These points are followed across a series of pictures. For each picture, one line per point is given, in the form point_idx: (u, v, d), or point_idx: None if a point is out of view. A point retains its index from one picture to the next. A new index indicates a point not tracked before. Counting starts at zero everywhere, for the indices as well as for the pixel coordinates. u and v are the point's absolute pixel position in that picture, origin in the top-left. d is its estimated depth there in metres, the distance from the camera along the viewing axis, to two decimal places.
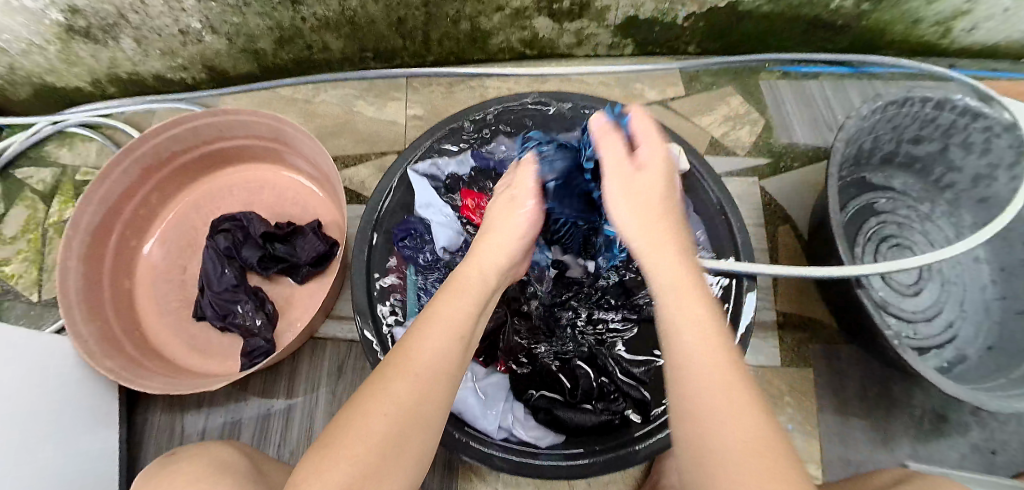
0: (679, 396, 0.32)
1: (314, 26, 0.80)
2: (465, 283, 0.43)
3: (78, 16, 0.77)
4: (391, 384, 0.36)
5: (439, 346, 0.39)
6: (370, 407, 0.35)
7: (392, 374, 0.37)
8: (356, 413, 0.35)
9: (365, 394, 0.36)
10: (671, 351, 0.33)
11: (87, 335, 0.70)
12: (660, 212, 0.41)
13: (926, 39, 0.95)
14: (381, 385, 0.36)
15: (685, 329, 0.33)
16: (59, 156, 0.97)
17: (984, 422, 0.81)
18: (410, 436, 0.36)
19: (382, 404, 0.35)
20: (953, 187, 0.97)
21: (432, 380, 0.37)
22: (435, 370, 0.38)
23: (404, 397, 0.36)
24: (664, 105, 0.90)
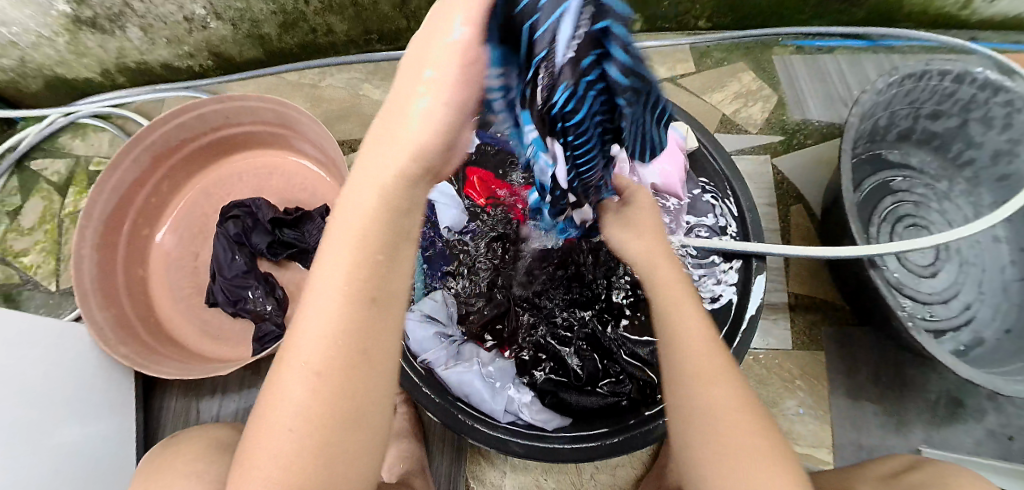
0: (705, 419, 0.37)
1: (318, 10, 0.80)
2: (353, 234, 0.31)
3: (84, 7, 0.77)
4: (285, 387, 0.30)
5: (324, 328, 0.30)
6: (274, 420, 0.30)
7: (286, 371, 0.31)
8: (262, 422, 0.31)
9: (268, 395, 0.31)
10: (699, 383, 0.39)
11: (102, 322, 0.71)
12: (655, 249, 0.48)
13: (947, 10, 0.92)
14: (275, 385, 0.31)
15: (685, 343, 0.41)
16: (72, 147, 0.98)
17: (1001, 407, 0.79)
18: (330, 431, 0.30)
19: (284, 406, 0.30)
20: (973, 165, 0.94)
21: (329, 368, 0.30)
22: (329, 356, 0.30)
23: (301, 393, 0.30)
24: (674, 83, 0.89)
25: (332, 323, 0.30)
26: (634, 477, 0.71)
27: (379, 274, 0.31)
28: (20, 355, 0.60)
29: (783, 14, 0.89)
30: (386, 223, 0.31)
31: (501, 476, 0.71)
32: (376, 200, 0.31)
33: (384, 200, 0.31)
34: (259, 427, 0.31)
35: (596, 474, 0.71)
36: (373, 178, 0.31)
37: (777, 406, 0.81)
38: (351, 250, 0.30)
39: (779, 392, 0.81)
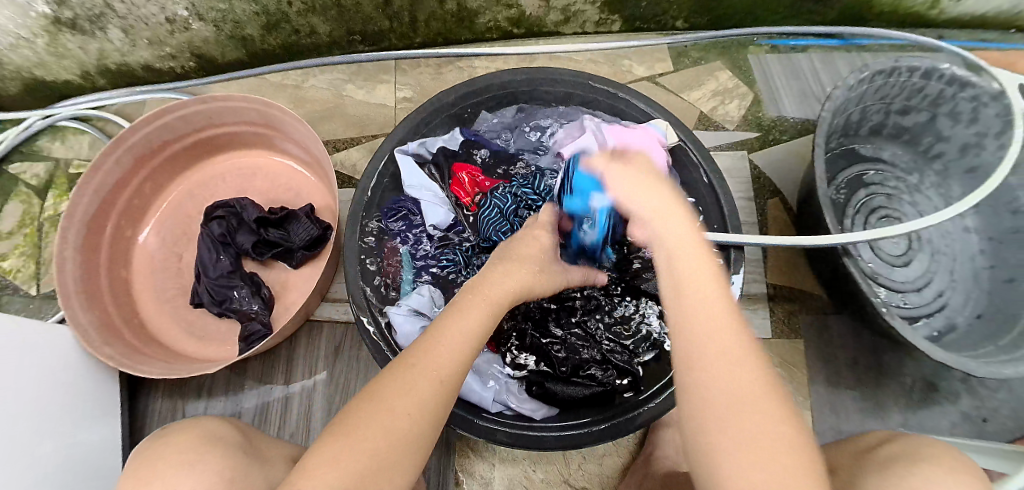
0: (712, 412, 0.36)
1: (301, 11, 0.80)
2: (483, 300, 0.47)
3: (64, 7, 0.77)
4: (414, 382, 0.40)
5: (453, 351, 0.42)
6: (393, 406, 0.38)
7: (417, 373, 0.40)
8: (374, 409, 0.38)
9: (386, 389, 0.40)
10: (698, 368, 0.38)
11: (86, 323, 0.71)
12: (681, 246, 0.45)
13: (915, 9, 0.96)
14: (400, 382, 0.40)
15: (704, 314, 0.40)
16: (51, 150, 0.97)
17: (974, 390, 0.82)
18: (426, 431, 0.39)
19: (405, 396, 0.39)
20: (942, 158, 0.97)
21: (451, 385, 0.41)
22: (453, 373, 0.42)
23: (423, 394, 0.39)
24: (654, 81, 0.91)
25: (461, 349, 0.43)
26: (621, 466, 0.73)
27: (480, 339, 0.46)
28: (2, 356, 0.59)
29: (758, 13, 0.92)
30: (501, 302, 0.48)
31: (490, 468, 0.72)
32: (499, 287, 0.49)
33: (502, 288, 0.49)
34: (369, 413, 0.38)
35: (583, 464, 0.73)
36: (505, 273, 0.51)
37: None
38: (479, 310, 0.46)
39: None
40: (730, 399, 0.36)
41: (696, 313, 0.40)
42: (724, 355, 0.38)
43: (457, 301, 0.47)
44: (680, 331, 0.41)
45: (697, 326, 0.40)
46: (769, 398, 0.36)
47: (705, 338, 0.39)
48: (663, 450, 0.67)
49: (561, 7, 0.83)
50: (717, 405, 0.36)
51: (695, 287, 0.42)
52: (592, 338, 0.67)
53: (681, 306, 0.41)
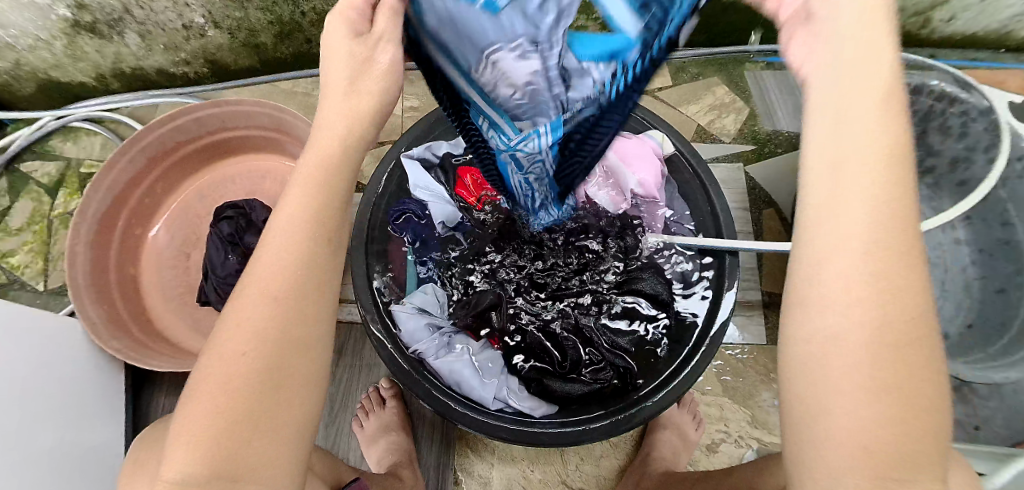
0: (833, 330, 0.27)
1: (314, 21, 0.83)
2: (309, 175, 0.34)
3: (84, 11, 0.79)
4: (247, 305, 0.33)
5: (292, 246, 0.34)
6: (231, 337, 0.33)
7: (242, 304, 0.34)
8: (214, 357, 0.33)
9: (227, 328, 0.34)
10: (819, 271, 0.28)
11: (95, 318, 0.73)
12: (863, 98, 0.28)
13: (906, 30, 0.99)
14: (236, 318, 0.33)
15: (863, 215, 0.27)
16: (63, 150, 0.99)
17: (966, 398, 0.84)
18: (284, 364, 0.33)
19: (246, 330, 0.33)
20: (933, 173, 1.00)
21: (291, 303, 0.33)
22: (292, 286, 0.34)
23: (257, 325, 0.33)
24: (653, 95, 0.93)
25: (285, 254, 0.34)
26: (619, 468, 0.74)
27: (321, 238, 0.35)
28: (13, 346, 0.61)
29: None
30: (333, 169, 0.35)
31: (489, 468, 0.73)
32: (323, 164, 0.34)
33: (330, 163, 0.34)
34: (207, 363, 0.33)
35: (582, 465, 0.74)
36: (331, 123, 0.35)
37: (753, 399, 0.80)
38: (307, 186, 0.34)
39: (755, 384, 0.80)
40: (862, 332, 0.27)
41: (845, 202, 0.28)
42: (860, 260, 0.27)
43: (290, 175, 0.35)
44: (820, 210, 0.28)
45: (837, 215, 0.28)
46: (911, 340, 0.27)
47: (838, 239, 0.28)
48: (660, 451, 0.70)
49: None
50: (843, 322, 0.27)
51: (843, 159, 0.28)
52: (592, 337, 0.67)
53: (825, 204, 0.28)
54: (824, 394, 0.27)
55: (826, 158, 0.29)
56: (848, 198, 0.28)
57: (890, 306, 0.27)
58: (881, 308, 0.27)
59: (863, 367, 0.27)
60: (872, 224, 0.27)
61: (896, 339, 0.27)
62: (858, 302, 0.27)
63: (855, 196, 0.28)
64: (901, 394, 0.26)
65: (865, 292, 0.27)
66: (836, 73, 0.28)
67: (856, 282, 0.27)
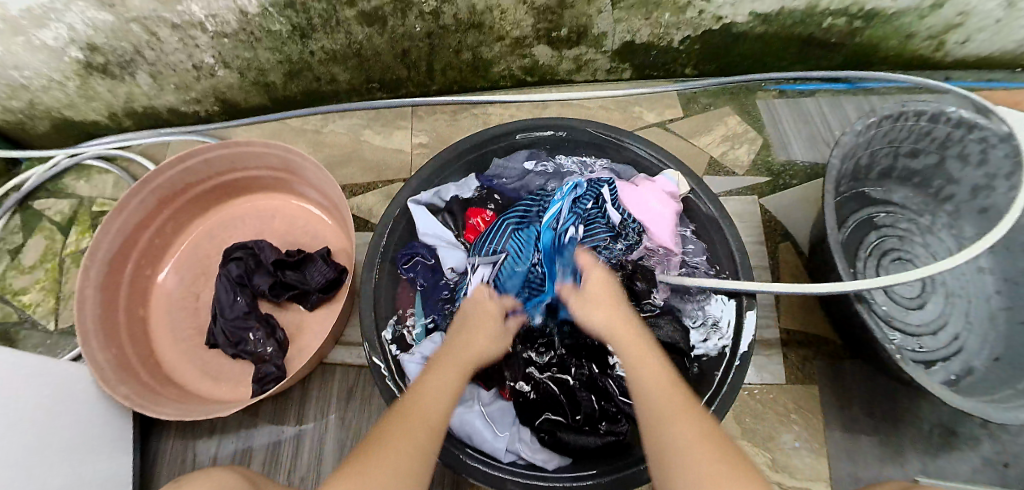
0: (671, 448, 0.43)
1: (323, 60, 0.84)
2: (452, 359, 0.56)
3: (96, 53, 0.80)
4: (406, 431, 0.46)
5: (437, 398, 0.50)
6: (393, 444, 0.44)
7: (410, 419, 0.47)
8: (377, 451, 0.44)
9: (388, 435, 0.45)
10: (653, 426, 0.45)
11: (104, 362, 0.72)
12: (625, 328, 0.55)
13: (920, 53, 0.98)
14: (399, 427, 0.46)
15: (654, 381, 0.48)
16: (75, 188, 1.00)
17: (995, 435, 0.80)
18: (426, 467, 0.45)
19: (403, 439, 0.45)
20: (952, 199, 0.98)
21: (438, 426, 0.48)
22: (440, 418, 0.49)
23: (417, 436, 0.46)
24: (664, 127, 0.92)
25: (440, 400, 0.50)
26: None
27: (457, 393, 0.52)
28: (20, 394, 0.60)
29: (764, 60, 0.94)
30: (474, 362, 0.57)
31: None
32: (467, 352, 0.57)
33: (471, 353, 0.57)
34: (370, 453, 0.43)
35: None
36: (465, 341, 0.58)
37: (773, 440, 0.82)
38: (452, 366, 0.55)
39: (774, 426, 0.83)
40: (684, 434, 0.43)
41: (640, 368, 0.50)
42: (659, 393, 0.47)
43: (437, 360, 0.56)
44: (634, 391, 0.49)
45: (645, 376, 0.49)
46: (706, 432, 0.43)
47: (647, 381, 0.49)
48: None
49: (572, 56, 0.87)
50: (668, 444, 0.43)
51: (638, 361, 0.51)
52: (605, 386, 0.65)
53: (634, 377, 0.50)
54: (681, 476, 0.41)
55: (632, 363, 0.51)
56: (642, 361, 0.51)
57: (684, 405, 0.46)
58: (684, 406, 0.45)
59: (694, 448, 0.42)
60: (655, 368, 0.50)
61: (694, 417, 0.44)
62: (671, 426, 0.44)
63: (639, 360, 0.51)
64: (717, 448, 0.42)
65: (666, 400, 0.46)
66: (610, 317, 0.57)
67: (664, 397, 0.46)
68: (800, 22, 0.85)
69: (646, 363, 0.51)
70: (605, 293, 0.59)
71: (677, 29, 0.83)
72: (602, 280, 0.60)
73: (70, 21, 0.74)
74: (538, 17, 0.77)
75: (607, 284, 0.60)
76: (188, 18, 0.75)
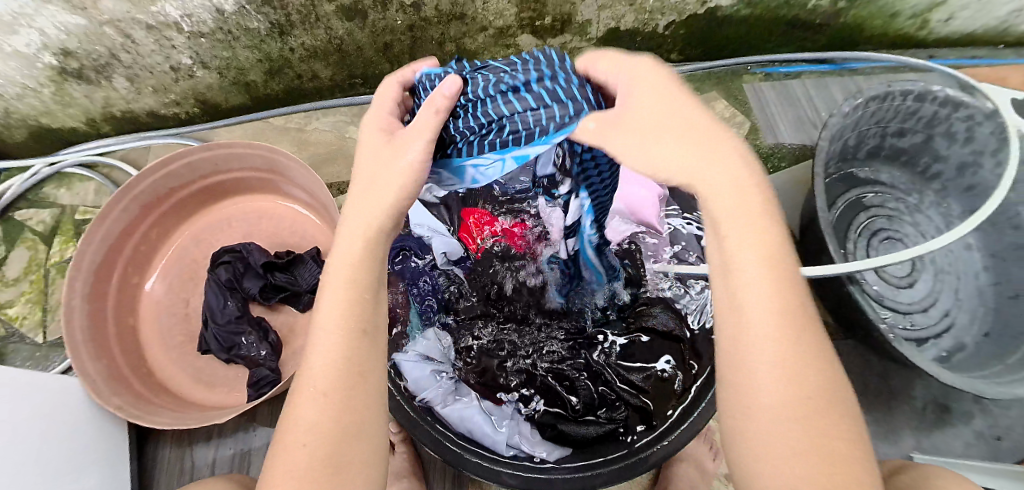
0: (759, 372, 0.35)
1: (303, 56, 0.83)
2: (343, 277, 0.41)
3: (70, 58, 0.78)
4: (303, 408, 0.38)
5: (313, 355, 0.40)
6: (292, 441, 0.37)
7: (302, 398, 0.38)
8: (283, 454, 0.37)
9: (286, 432, 0.38)
10: (742, 344, 0.36)
11: (95, 374, 0.72)
12: (693, 136, 0.39)
13: (905, 32, 0.99)
14: (293, 417, 0.38)
15: (746, 291, 0.36)
16: (57, 196, 0.98)
17: (986, 409, 0.81)
18: (347, 442, 0.37)
19: (303, 433, 0.37)
20: (940, 178, 0.99)
21: (341, 388, 0.38)
22: (341, 378, 0.39)
23: (315, 415, 0.37)
24: None
25: (332, 356, 0.39)
26: None
27: (366, 305, 0.41)
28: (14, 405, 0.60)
29: (750, 44, 0.94)
30: (362, 262, 0.42)
31: None
32: (350, 246, 0.42)
33: (355, 255, 0.42)
34: (278, 458, 0.37)
35: None
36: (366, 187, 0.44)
37: None
38: (341, 287, 0.41)
39: None
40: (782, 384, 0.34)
41: (745, 267, 0.36)
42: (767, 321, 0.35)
43: (321, 284, 0.42)
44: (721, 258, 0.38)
45: (740, 293, 0.36)
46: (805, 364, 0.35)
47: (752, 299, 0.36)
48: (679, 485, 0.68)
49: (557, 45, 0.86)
50: (762, 359, 0.35)
51: (713, 195, 0.38)
52: (603, 373, 0.68)
53: (727, 256, 0.37)
54: (755, 437, 0.35)
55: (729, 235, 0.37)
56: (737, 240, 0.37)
57: (790, 339, 0.35)
58: (811, 370, 0.35)
59: (795, 427, 0.34)
60: (758, 252, 0.36)
61: (806, 377, 0.35)
62: (768, 353, 0.35)
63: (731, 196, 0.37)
64: (812, 411, 0.34)
65: (778, 328, 0.35)
66: (644, 117, 0.39)
67: (766, 336, 0.35)
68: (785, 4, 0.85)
69: (721, 188, 0.37)
70: (637, 103, 0.40)
71: (662, 15, 0.82)
72: (637, 81, 0.41)
73: (41, 25, 0.72)
74: (520, 6, 0.76)
75: (662, 76, 0.41)
76: (163, 18, 0.73)
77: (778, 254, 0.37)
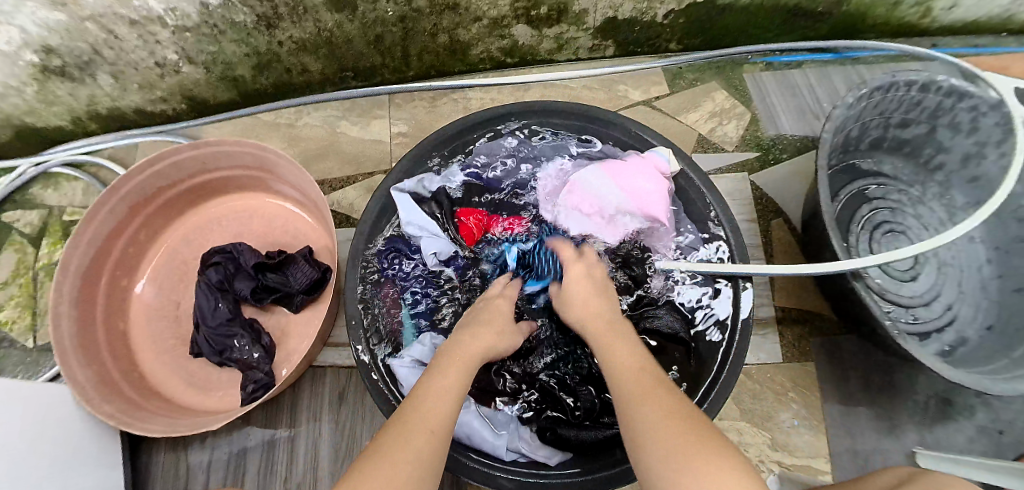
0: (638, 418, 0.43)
1: (292, 50, 0.80)
2: (460, 361, 0.51)
3: (53, 55, 0.76)
4: (409, 440, 0.42)
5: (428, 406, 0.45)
6: (395, 459, 0.40)
7: (406, 428, 0.43)
8: (377, 466, 0.39)
9: (384, 446, 0.41)
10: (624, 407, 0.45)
11: (84, 381, 0.70)
12: (586, 281, 0.62)
13: (907, 20, 0.97)
14: (397, 438, 0.42)
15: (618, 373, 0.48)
16: (44, 197, 0.96)
17: (989, 403, 0.80)
18: (427, 476, 0.40)
19: (404, 456, 0.40)
20: (943, 169, 0.97)
21: (441, 432, 0.43)
22: (444, 424, 0.44)
23: (420, 447, 0.41)
24: (650, 105, 0.90)
25: (448, 405, 0.46)
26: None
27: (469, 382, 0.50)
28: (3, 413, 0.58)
29: (749, 32, 0.92)
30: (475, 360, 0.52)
31: None
32: (473, 354, 0.53)
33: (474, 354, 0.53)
34: (364, 470, 0.39)
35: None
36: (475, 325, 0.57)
37: (772, 420, 0.81)
38: (460, 367, 0.50)
39: (773, 405, 0.82)
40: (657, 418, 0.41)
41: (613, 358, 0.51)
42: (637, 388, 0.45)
43: (436, 361, 0.52)
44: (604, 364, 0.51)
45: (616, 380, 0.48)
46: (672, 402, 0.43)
47: (625, 379, 0.47)
48: None
49: (553, 35, 0.84)
50: (636, 409, 0.43)
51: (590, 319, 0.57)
52: (604, 377, 0.66)
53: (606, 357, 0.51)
54: (659, 465, 0.38)
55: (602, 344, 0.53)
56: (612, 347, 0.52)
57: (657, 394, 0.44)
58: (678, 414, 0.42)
59: (671, 441, 0.39)
60: (624, 349, 0.52)
61: (685, 420, 0.41)
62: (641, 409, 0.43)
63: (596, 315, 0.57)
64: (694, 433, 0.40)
65: (639, 382, 0.46)
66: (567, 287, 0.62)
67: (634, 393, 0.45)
68: None
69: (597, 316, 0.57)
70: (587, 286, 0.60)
71: (661, 3, 0.80)
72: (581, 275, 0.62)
73: (21, 22, 0.70)
74: None
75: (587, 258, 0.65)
76: (146, 13, 0.71)
77: (612, 326, 0.56)
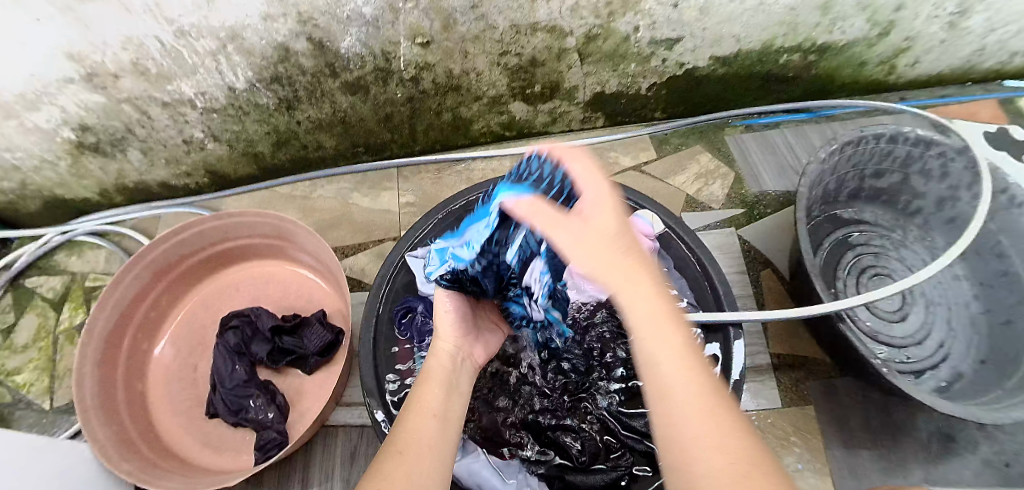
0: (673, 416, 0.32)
1: (309, 128, 0.88)
2: (435, 378, 0.50)
3: (88, 133, 0.83)
4: (390, 467, 0.39)
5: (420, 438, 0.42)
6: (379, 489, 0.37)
7: (387, 459, 0.40)
8: None
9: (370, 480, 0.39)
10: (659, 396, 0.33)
11: (104, 440, 0.73)
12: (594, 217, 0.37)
13: (874, 78, 1.05)
14: (381, 470, 0.39)
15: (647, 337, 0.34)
16: (68, 264, 1.01)
17: (992, 436, 0.83)
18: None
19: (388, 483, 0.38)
20: (921, 213, 1.03)
21: (427, 446, 0.42)
22: (428, 438, 0.42)
23: (406, 469, 0.39)
24: (639, 170, 0.96)
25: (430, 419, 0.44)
26: None
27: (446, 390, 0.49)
28: (25, 471, 0.61)
29: (727, 97, 1.00)
30: (450, 370, 0.51)
31: None
32: (440, 365, 0.51)
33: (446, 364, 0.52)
34: None
35: None
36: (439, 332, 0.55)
37: None
38: (433, 382, 0.49)
39: (776, 450, 0.83)
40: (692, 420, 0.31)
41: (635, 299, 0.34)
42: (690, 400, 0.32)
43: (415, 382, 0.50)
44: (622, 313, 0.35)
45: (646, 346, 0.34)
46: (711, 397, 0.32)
47: (659, 354, 0.33)
48: None
49: (547, 110, 0.93)
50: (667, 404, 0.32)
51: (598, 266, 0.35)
52: (604, 422, 0.70)
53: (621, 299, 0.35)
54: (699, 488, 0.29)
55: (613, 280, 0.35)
56: (630, 293, 0.34)
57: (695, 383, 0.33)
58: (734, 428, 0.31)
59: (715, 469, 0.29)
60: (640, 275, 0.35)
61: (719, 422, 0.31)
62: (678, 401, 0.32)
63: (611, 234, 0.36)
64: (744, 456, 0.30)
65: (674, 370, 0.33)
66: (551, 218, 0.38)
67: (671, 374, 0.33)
68: (757, 60, 0.92)
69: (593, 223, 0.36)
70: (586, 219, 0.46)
71: (643, 77, 0.90)
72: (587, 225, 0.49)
73: (62, 103, 0.76)
74: (511, 76, 0.84)
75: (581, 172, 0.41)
76: (178, 96, 0.79)
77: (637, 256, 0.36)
